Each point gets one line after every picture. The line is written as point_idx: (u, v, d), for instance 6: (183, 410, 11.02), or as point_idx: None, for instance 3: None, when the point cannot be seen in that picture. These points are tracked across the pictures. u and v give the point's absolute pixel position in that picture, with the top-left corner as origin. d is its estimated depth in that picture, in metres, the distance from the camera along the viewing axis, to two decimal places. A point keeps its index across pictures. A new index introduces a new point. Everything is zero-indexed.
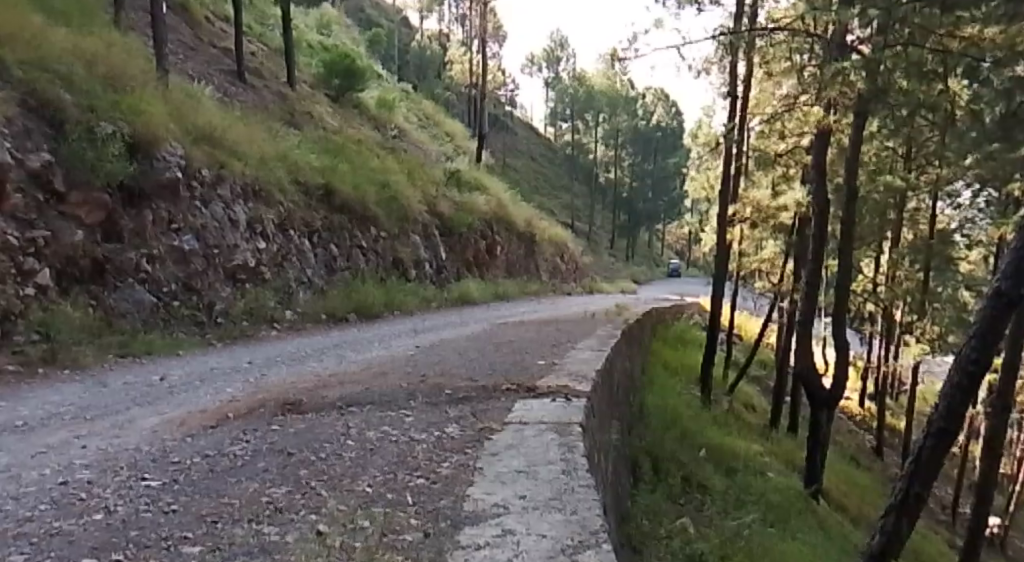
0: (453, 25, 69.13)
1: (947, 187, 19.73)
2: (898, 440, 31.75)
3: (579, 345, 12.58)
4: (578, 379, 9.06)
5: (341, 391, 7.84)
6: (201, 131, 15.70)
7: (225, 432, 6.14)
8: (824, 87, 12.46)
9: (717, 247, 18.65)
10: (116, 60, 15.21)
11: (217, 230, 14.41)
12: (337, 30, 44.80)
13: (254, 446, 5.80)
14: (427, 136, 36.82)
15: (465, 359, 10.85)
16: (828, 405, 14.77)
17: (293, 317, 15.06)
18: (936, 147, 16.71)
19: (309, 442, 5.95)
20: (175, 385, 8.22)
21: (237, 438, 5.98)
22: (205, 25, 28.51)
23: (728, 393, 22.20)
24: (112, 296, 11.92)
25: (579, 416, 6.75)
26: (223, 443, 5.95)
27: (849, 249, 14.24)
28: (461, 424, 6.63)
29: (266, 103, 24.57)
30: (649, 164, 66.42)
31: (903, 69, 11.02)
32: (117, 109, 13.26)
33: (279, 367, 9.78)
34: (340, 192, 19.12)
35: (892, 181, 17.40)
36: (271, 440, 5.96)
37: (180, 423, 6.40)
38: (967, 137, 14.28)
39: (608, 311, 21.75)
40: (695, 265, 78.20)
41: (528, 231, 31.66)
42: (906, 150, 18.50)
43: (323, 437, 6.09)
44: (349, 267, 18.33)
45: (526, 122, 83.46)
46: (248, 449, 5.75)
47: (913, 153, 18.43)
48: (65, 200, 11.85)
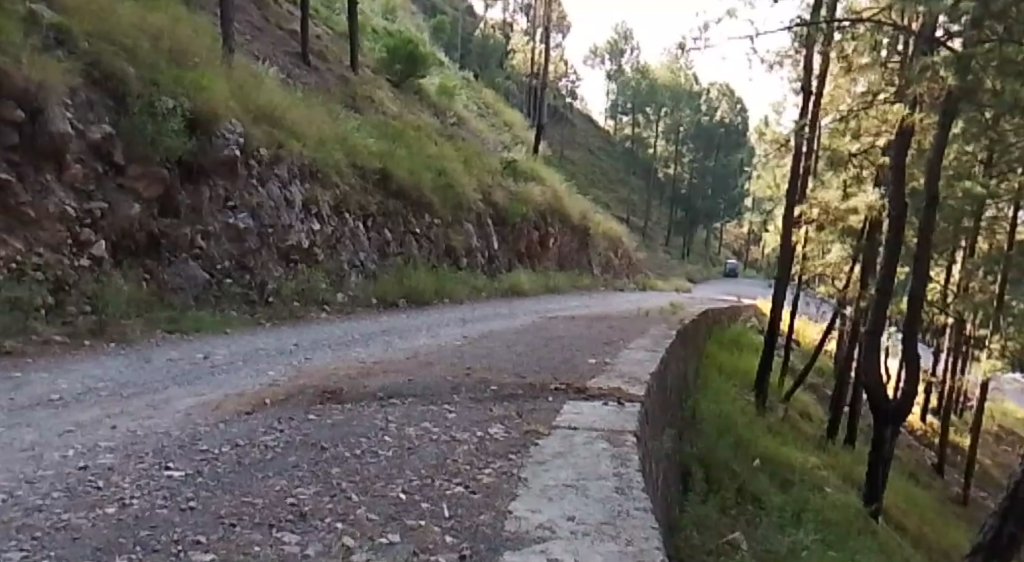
0: (517, 15, 69.00)
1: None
2: (960, 458, 30.63)
3: (633, 345, 12.11)
4: (631, 383, 8.65)
5: (384, 382, 7.53)
6: (261, 109, 15.57)
7: (259, 420, 5.87)
8: (910, 85, 11.76)
9: (782, 248, 18.04)
10: (180, 34, 15.12)
11: (272, 209, 14.26)
12: (401, 15, 44.69)
13: (287, 438, 5.52)
14: (486, 124, 36.53)
15: (515, 353, 10.49)
16: (892, 420, 14.11)
17: (343, 300, 14.88)
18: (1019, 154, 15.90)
19: (345, 436, 5.65)
20: (217, 365, 8.00)
21: (271, 427, 5.71)
22: (272, 6, 28.53)
23: (784, 401, 21.54)
24: (165, 271, 11.82)
25: (632, 424, 6.36)
26: (257, 431, 5.69)
27: (925, 254, 13.56)
28: (506, 425, 6.29)
29: (327, 85, 24.47)
30: (711, 160, 65.57)
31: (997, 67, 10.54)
32: (178, 83, 13.12)
33: (324, 351, 9.52)
34: (397, 177, 18.89)
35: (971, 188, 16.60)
36: (306, 431, 5.68)
37: (214, 407, 6.16)
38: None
39: (663, 309, 21.19)
40: (752, 266, 76.77)
41: (583, 224, 31.18)
42: (987, 156, 17.60)
43: (359, 431, 5.78)
44: (401, 253, 18.10)
45: (586, 115, 82.70)
46: (281, 440, 5.47)
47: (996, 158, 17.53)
48: (124, 172, 11.76)
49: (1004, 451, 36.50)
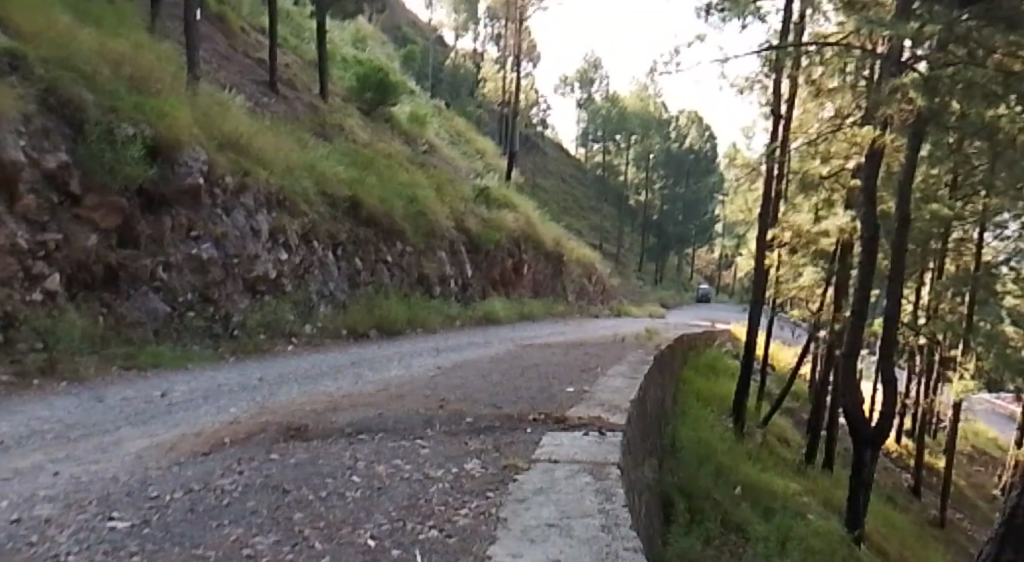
0: (488, 44, 69.28)
1: (995, 217, 18.87)
2: (936, 480, 30.56)
3: (610, 372, 11.83)
4: (611, 411, 8.37)
5: (352, 416, 7.17)
6: (226, 137, 15.22)
7: (217, 461, 5.50)
8: (879, 107, 11.63)
9: (756, 271, 17.88)
10: (142, 61, 14.76)
11: (237, 238, 13.88)
12: (371, 44, 44.58)
13: (245, 481, 5.16)
14: (458, 152, 36.37)
15: (489, 383, 10.17)
16: (872, 445, 13.92)
17: (312, 332, 14.50)
18: (987, 176, 15.89)
19: (310, 477, 5.30)
20: (176, 402, 7.60)
21: (228, 469, 5.35)
22: (240, 35, 28.22)
23: (761, 426, 21.35)
24: (124, 304, 11.40)
25: (615, 455, 6.06)
26: (213, 473, 5.32)
27: (899, 275, 13.42)
28: (483, 460, 5.96)
29: (296, 114, 24.17)
30: (681, 188, 65.05)
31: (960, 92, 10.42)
32: (139, 110, 12.77)
33: (290, 385, 9.16)
34: (367, 205, 18.57)
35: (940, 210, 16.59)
36: (266, 473, 5.31)
37: (169, 448, 5.78)
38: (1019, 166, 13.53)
39: (639, 335, 20.94)
40: (724, 291, 77.08)
41: (556, 251, 30.99)
42: (954, 178, 17.59)
43: (325, 471, 5.43)
44: (373, 282, 17.75)
45: (557, 143, 82.97)
46: (238, 483, 5.11)
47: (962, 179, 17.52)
48: (80, 203, 11.36)
49: (979, 472, 36.52)
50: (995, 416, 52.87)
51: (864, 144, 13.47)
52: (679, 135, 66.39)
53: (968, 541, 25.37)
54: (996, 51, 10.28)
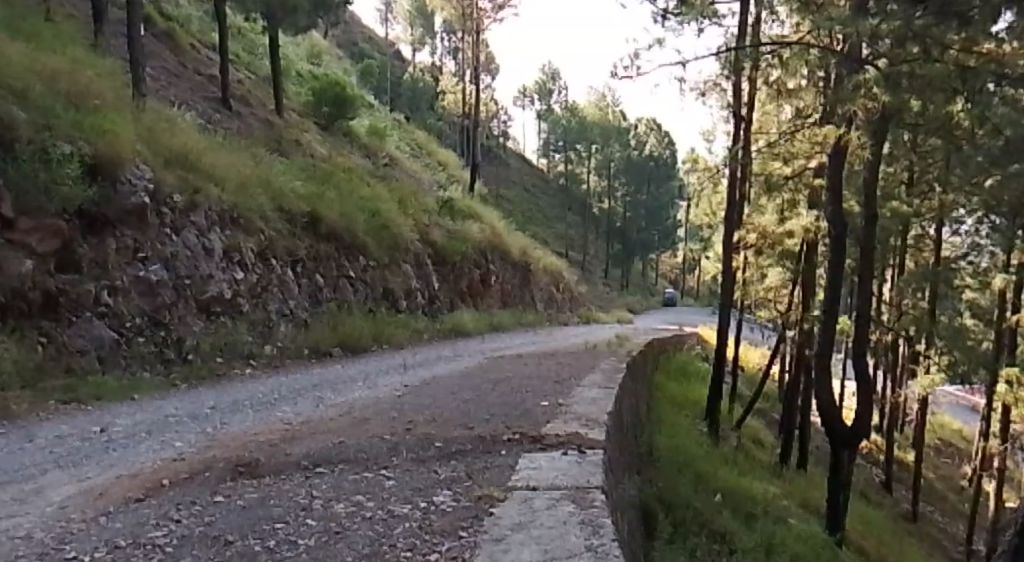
0: (445, 58, 69.04)
1: (951, 213, 18.63)
2: (906, 474, 30.50)
3: (584, 382, 11.32)
4: (589, 425, 7.86)
5: (309, 446, 6.59)
6: (174, 153, 14.52)
7: (152, 509, 4.91)
8: (839, 106, 11.21)
9: (724, 276, 17.38)
10: (81, 78, 14.06)
11: (188, 259, 13.20)
12: (327, 60, 43.98)
13: (182, 532, 4.58)
14: (420, 165, 35.81)
15: (460, 401, 9.60)
16: (850, 445, 13.57)
17: (272, 353, 13.87)
18: (945, 170, 15.69)
19: (257, 522, 4.73)
20: (115, 439, 6.95)
21: (164, 519, 4.76)
22: (190, 52, 27.47)
23: (736, 429, 20.99)
24: (66, 332, 10.72)
25: (598, 478, 5.55)
26: (147, 523, 4.73)
27: (869, 273, 13.10)
28: (455, 491, 5.42)
29: (250, 130, 23.47)
30: (643, 194, 64.05)
31: (919, 88, 10.02)
32: (76, 128, 12.07)
33: (245, 413, 8.52)
34: (327, 218, 17.94)
35: (901, 207, 16.34)
36: (208, 521, 4.74)
37: (98, 495, 5.17)
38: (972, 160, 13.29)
39: (610, 343, 20.49)
40: (691, 295, 77.09)
41: (523, 260, 30.52)
42: (911, 174, 17.35)
43: (276, 514, 4.86)
44: (335, 298, 17.14)
45: (519, 154, 82.79)
46: (173, 536, 4.54)
47: (917, 175, 17.23)
48: (13, 226, 10.64)
49: (951, 466, 36.58)
50: (960, 409, 53.36)
51: (828, 142, 12.97)
52: (638, 142, 64.43)
53: (943, 535, 25.25)
54: (952, 45, 10.02)
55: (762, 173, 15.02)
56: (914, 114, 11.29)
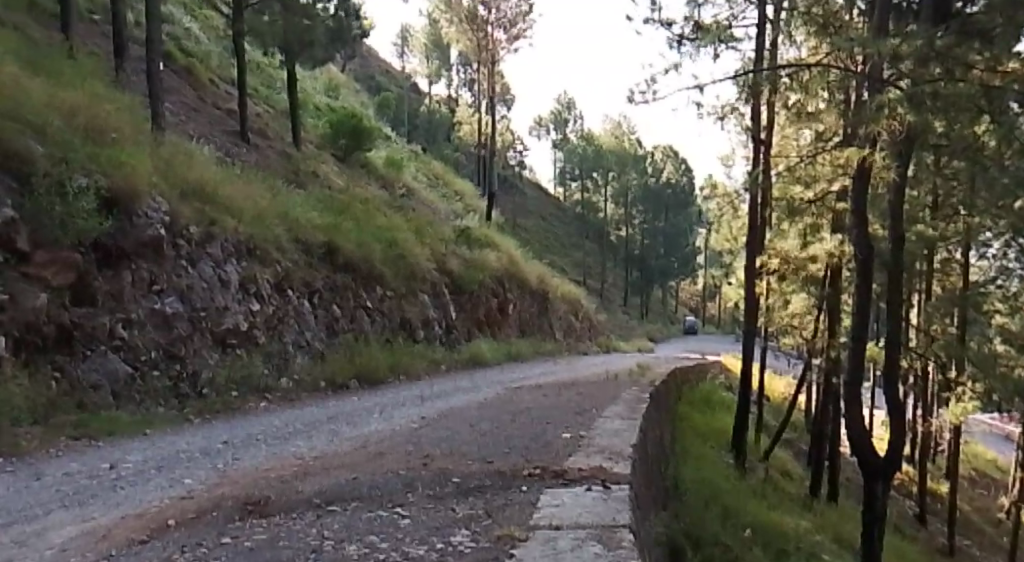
0: (461, 89, 69.36)
1: (978, 236, 18.22)
2: (940, 506, 29.83)
3: (606, 413, 11.03)
4: (613, 458, 7.58)
5: (322, 483, 6.36)
6: (191, 185, 14.45)
7: (155, 551, 4.70)
8: (861, 127, 10.97)
9: (747, 302, 17.10)
10: (98, 112, 14.05)
11: (204, 291, 13.07)
12: (344, 92, 44.21)
13: None
14: (436, 195, 35.78)
15: (478, 433, 9.37)
16: (883, 475, 13.16)
17: (288, 386, 13.69)
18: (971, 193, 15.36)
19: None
20: (124, 477, 6.76)
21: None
22: (209, 87, 27.63)
23: (762, 459, 20.55)
24: (80, 367, 10.57)
25: (624, 516, 5.30)
26: None
27: (897, 298, 12.79)
28: (473, 531, 5.17)
29: (268, 163, 23.49)
30: (661, 221, 64.91)
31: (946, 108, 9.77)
32: (93, 161, 12.01)
33: (258, 448, 8.31)
34: (344, 249, 17.81)
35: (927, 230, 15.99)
36: None
37: (100, 537, 4.97)
38: (1000, 184, 12.98)
39: (632, 372, 20.17)
40: (710, 323, 76.52)
41: (541, 289, 30.29)
42: (935, 198, 17.02)
43: (283, 557, 4.62)
44: (352, 329, 16.97)
45: (535, 183, 82.87)
46: None
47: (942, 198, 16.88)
48: (28, 260, 10.53)
49: (982, 496, 35.76)
50: (992, 437, 52.30)
51: (850, 165, 12.74)
52: (656, 169, 64.94)
53: None
54: (977, 65, 9.79)
55: (784, 198, 14.77)
56: (941, 135, 11.03)
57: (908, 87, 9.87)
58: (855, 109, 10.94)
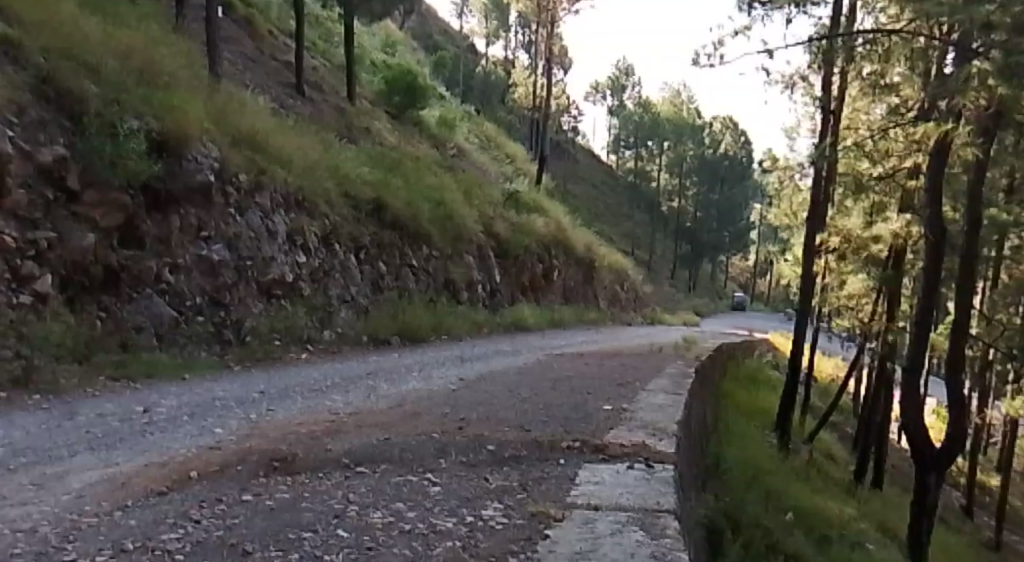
0: (519, 51, 68.50)
1: None
2: (987, 499, 29.08)
3: (651, 387, 10.68)
4: (657, 436, 7.26)
5: (354, 442, 6.15)
6: (243, 133, 14.27)
7: (173, 505, 4.54)
8: (943, 100, 10.33)
9: (803, 280, 16.51)
10: (154, 55, 13.91)
11: (251, 240, 12.94)
12: (401, 50, 43.86)
13: (200, 537, 4.16)
14: (487, 157, 35.38)
15: (517, 400, 9.09)
16: (936, 466, 12.66)
17: (329, 339, 13.58)
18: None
19: (281, 531, 4.29)
20: (156, 421, 6.61)
21: (183, 518, 4.36)
22: (267, 38, 27.46)
23: (807, 442, 20.08)
24: (126, 308, 10.51)
25: (668, 500, 5.03)
26: (165, 523, 4.34)
27: (967, 284, 12.16)
28: (507, 506, 4.91)
29: (321, 116, 23.31)
30: (715, 194, 62.91)
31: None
32: (146, 104, 11.88)
33: (294, 400, 8.14)
34: (392, 206, 17.58)
35: (1000, 215, 15.25)
36: (230, 525, 4.32)
37: (119, 485, 4.83)
38: None
39: (677, 345, 19.74)
40: (758, 299, 75.43)
41: (588, 257, 29.87)
42: (1008, 182, 16.18)
43: (301, 522, 4.41)
44: (397, 287, 16.79)
45: (588, 149, 81.89)
46: (189, 542, 4.11)
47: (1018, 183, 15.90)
48: (78, 199, 10.45)
49: None
50: None
51: (926, 141, 12.05)
52: (714, 141, 63.81)
53: None
54: None
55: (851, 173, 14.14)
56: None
57: (998, 59, 9.24)
58: (937, 83, 10.33)
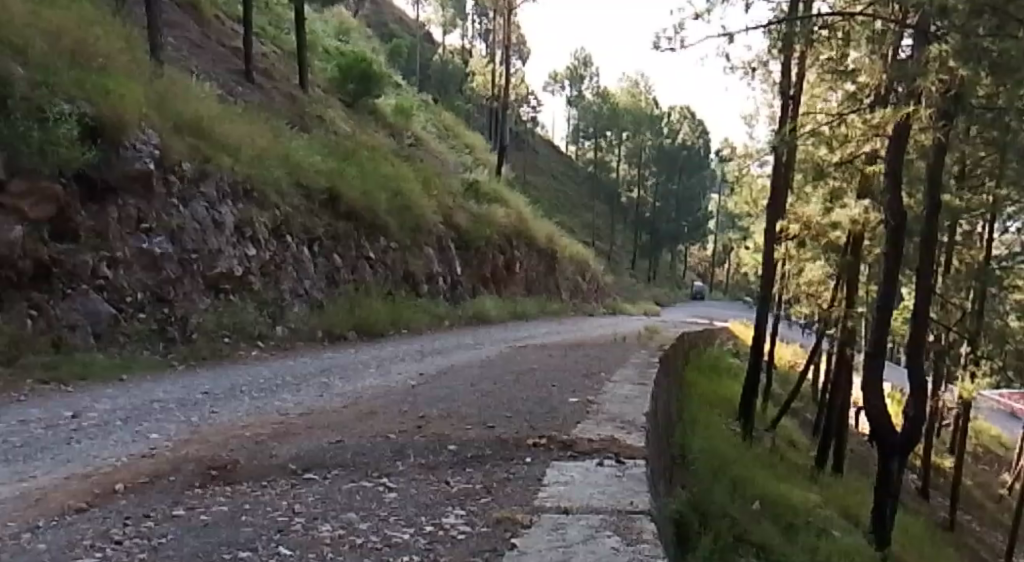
0: (476, 40, 67.85)
1: (1006, 209, 17.46)
2: (943, 481, 29.41)
3: (616, 378, 10.34)
4: (627, 430, 6.91)
5: (300, 446, 5.73)
6: (185, 120, 13.65)
7: (88, 528, 4.11)
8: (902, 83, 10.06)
9: (764, 268, 16.27)
10: (87, 37, 13.22)
11: (196, 232, 12.38)
12: (356, 37, 43.07)
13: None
14: (446, 147, 34.85)
15: (478, 395, 8.69)
16: (901, 450, 12.49)
17: (282, 335, 13.06)
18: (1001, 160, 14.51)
19: (215, 551, 3.88)
20: (84, 427, 6.13)
21: (100, 542, 3.94)
22: (215, 23, 26.61)
23: (770, 430, 19.97)
24: (59, 306, 9.92)
25: (642, 500, 4.68)
26: (79, 547, 3.91)
27: (928, 270, 12.00)
28: (469, 513, 4.53)
29: (273, 104, 22.62)
30: (674, 184, 63.73)
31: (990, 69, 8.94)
32: (78, 87, 11.25)
33: (240, 402, 7.66)
34: (347, 196, 17.05)
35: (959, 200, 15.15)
36: (154, 549, 3.90)
37: (28, 503, 4.38)
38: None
39: (639, 335, 19.46)
40: (717, 289, 75.86)
41: (549, 248, 29.52)
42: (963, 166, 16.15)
43: (238, 540, 4.02)
44: (353, 280, 16.29)
45: (547, 140, 81.62)
46: None
47: (970, 166, 15.68)
48: (5, 188, 9.82)
49: (985, 472, 35.39)
50: (997, 414, 51.57)
51: (885, 127, 11.84)
52: (671, 131, 64.10)
53: (979, 545, 24.24)
54: None
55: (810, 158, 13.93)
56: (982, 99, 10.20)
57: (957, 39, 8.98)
58: (897, 67, 10.07)
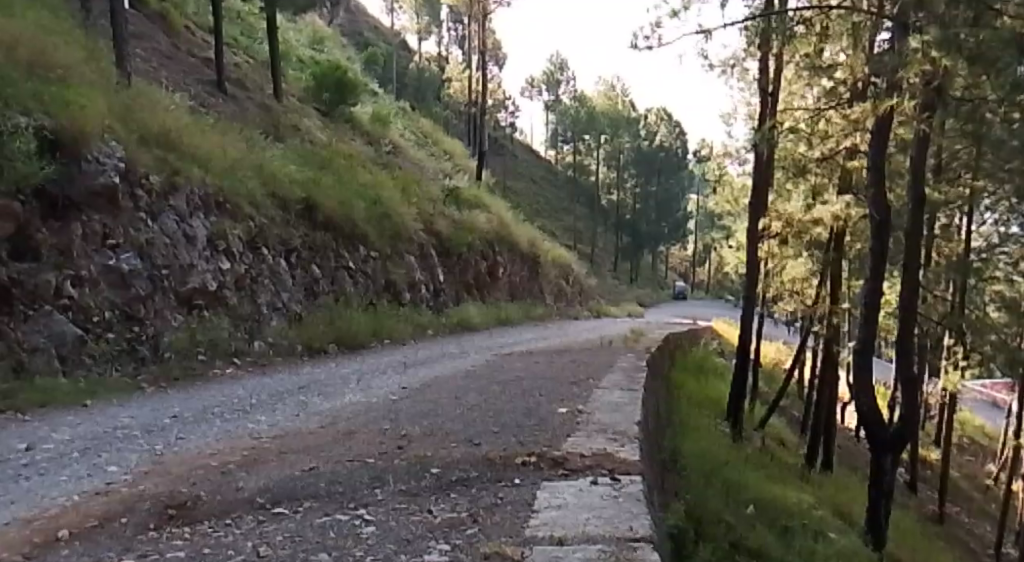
0: (452, 47, 67.45)
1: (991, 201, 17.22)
2: (932, 475, 29.26)
3: (605, 385, 9.97)
4: (620, 442, 6.53)
5: (269, 476, 5.38)
6: (152, 131, 13.18)
7: None
8: (883, 76, 9.75)
9: (749, 266, 15.97)
10: (47, 47, 12.76)
11: (167, 247, 11.93)
12: (331, 46, 42.55)
13: None
14: (425, 154, 34.45)
15: (462, 409, 8.29)
16: (893, 449, 12.19)
17: (259, 350, 12.64)
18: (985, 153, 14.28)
19: None
20: (36, 461, 5.71)
21: None
22: (185, 35, 26.08)
23: (759, 430, 19.66)
24: (21, 328, 9.46)
25: (642, 525, 4.32)
26: None
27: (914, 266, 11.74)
28: (453, 548, 4.16)
29: (246, 115, 22.16)
30: (654, 185, 63.17)
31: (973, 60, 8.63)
32: (35, 100, 10.81)
33: (209, 425, 7.23)
34: (323, 205, 16.61)
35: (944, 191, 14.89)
36: None
37: None
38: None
39: (625, 338, 19.10)
40: (700, 289, 75.75)
41: (532, 252, 29.17)
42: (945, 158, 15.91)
43: None
44: (333, 291, 15.86)
45: (526, 145, 81.37)
46: None
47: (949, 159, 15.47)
48: None
49: (972, 463, 35.31)
50: (981, 404, 51.74)
51: (865, 122, 11.57)
52: (648, 133, 63.71)
53: (970, 538, 24.08)
54: None
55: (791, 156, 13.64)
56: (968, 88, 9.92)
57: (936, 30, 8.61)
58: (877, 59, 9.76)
